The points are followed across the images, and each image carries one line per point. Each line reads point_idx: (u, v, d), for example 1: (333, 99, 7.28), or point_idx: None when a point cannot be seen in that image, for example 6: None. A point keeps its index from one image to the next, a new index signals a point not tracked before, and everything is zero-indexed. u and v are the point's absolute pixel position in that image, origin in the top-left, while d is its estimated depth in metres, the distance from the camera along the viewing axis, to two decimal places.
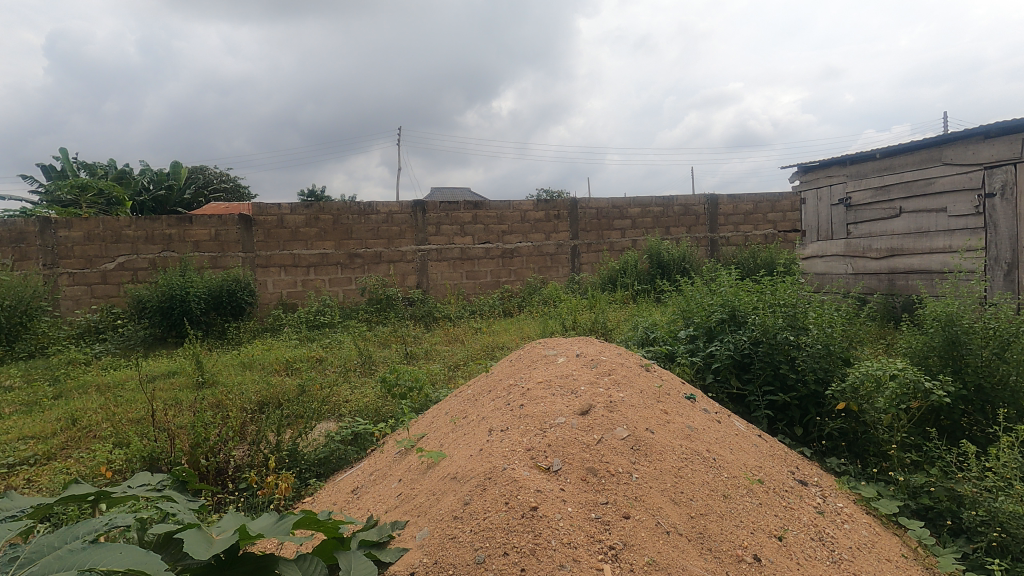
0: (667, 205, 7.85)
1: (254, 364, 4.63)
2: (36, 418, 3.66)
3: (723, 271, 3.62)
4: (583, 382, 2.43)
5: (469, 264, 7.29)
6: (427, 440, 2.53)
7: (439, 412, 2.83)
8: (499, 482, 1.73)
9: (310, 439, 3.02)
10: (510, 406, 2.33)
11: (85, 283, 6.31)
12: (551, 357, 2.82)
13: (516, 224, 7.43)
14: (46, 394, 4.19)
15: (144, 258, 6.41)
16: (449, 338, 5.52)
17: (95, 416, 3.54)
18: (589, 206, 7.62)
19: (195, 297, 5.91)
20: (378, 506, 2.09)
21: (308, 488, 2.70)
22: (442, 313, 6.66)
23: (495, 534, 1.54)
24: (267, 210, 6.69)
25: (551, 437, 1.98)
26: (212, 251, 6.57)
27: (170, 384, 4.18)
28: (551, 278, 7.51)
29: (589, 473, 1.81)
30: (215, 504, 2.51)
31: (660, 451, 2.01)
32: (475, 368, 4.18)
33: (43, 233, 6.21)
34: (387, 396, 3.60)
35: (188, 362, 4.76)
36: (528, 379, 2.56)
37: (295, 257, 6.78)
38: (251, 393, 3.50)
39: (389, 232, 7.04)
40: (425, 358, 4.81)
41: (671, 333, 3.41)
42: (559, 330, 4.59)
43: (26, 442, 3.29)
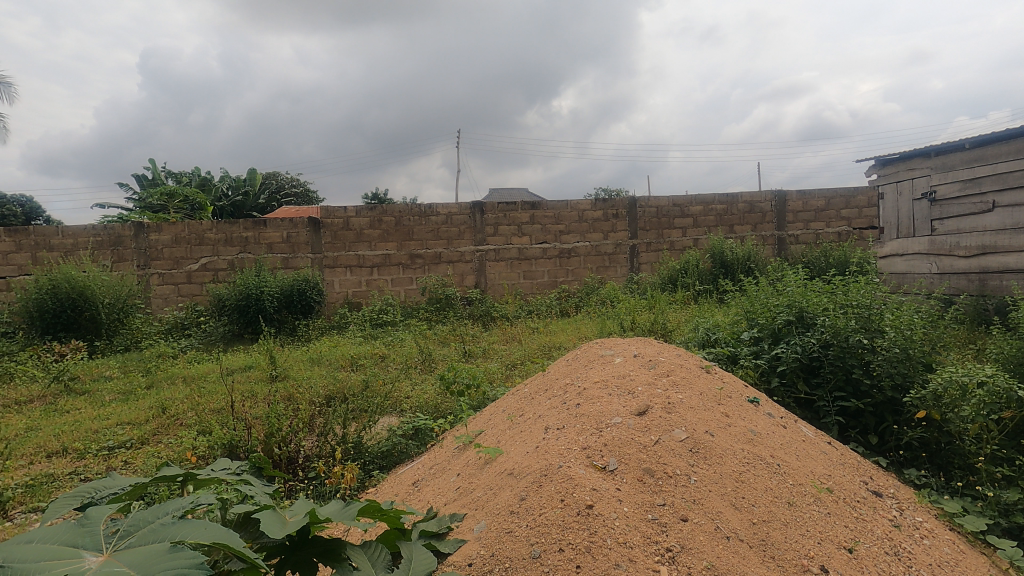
0: (731, 203, 7.59)
1: (321, 360, 4.87)
2: (131, 406, 4.01)
3: (790, 271, 3.47)
4: (639, 382, 2.40)
5: (527, 264, 7.33)
6: (484, 436, 2.58)
7: (496, 410, 2.87)
8: (555, 479, 1.75)
9: (373, 432, 3.16)
10: (566, 405, 2.34)
11: (173, 283, 6.83)
12: (607, 358, 2.80)
13: (573, 224, 7.40)
14: (139, 385, 4.58)
15: (224, 260, 6.88)
16: (507, 338, 5.57)
17: (182, 406, 3.85)
18: (648, 204, 7.48)
19: (269, 296, 6.28)
20: (437, 498, 2.15)
21: (372, 479, 2.82)
22: (499, 313, 6.76)
23: (551, 531, 1.56)
24: (334, 213, 7.00)
25: (607, 436, 1.98)
26: (284, 252, 6.95)
27: (247, 377, 4.46)
28: (609, 278, 7.43)
29: (646, 474, 1.79)
30: (287, 491, 2.67)
31: (720, 454, 1.96)
32: (532, 367, 4.21)
33: (136, 236, 6.77)
34: (446, 394, 3.69)
35: (262, 357, 5.07)
36: (584, 378, 2.56)
37: (360, 257, 7.05)
38: (319, 387, 3.69)
39: (448, 233, 7.19)
40: (482, 357, 4.88)
41: (733, 334, 3.32)
42: (617, 331, 4.54)
43: (123, 427, 3.62)
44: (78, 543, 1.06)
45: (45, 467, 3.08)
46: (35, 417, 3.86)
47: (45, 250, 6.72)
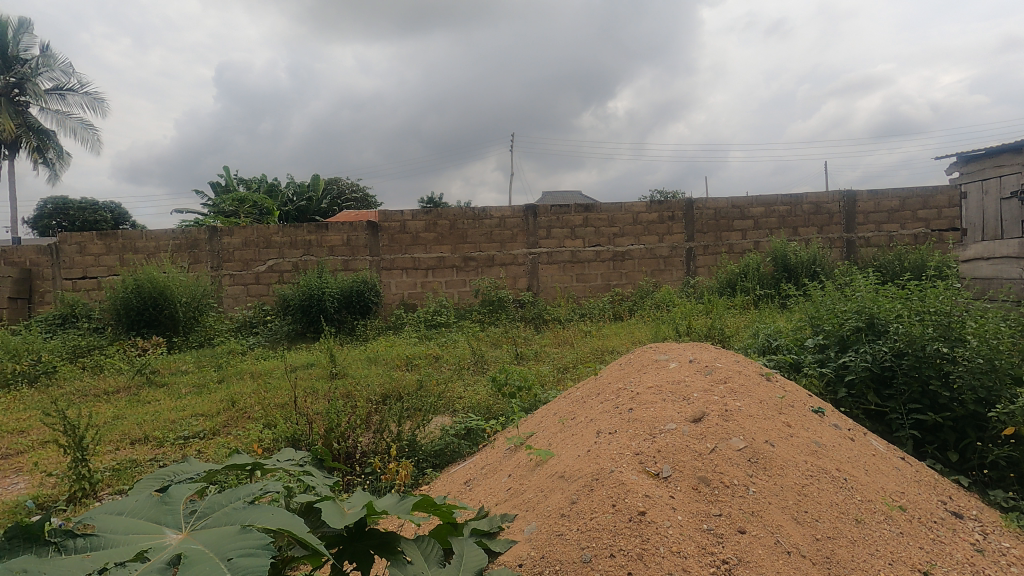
0: (795, 204, 7.26)
1: (377, 359, 5.02)
2: (204, 399, 4.27)
3: (860, 275, 3.28)
4: (695, 389, 2.34)
5: (580, 267, 7.28)
6: (536, 438, 2.58)
7: (548, 413, 2.87)
8: (607, 484, 1.73)
9: (427, 431, 3.23)
10: (619, 409, 2.32)
11: (243, 283, 7.23)
12: (662, 362, 2.74)
13: (628, 227, 7.29)
14: (212, 379, 4.88)
15: (289, 262, 7.22)
16: (559, 341, 5.56)
17: (250, 400, 4.07)
18: (706, 206, 7.28)
19: (330, 296, 6.54)
20: (489, 498, 2.18)
21: (425, 477, 2.88)
22: (552, 316, 6.75)
23: (603, 536, 1.54)
24: (391, 217, 7.21)
25: (661, 443, 1.94)
26: (344, 254, 7.21)
27: (309, 374, 4.66)
28: (664, 281, 7.27)
29: (701, 483, 1.74)
30: (346, 485, 2.77)
31: (781, 466, 1.88)
32: (584, 371, 4.18)
33: (211, 240, 7.21)
34: (498, 395, 3.72)
35: (323, 355, 5.27)
36: (637, 383, 2.52)
37: (415, 260, 7.22)
38: (376, 386, 3.81)
39: (501, 236, 7.25)
40: (534, 360, 4.89)
41: (797, 341, 3.17)
42: (672, 336, 4.43)
43: (198, 418, 3.86)
44: (161, 520, 1.15)
45: (129, 453, 3.34)
46: (122, 407, 4.19)
47: (131, 252, 7.27)
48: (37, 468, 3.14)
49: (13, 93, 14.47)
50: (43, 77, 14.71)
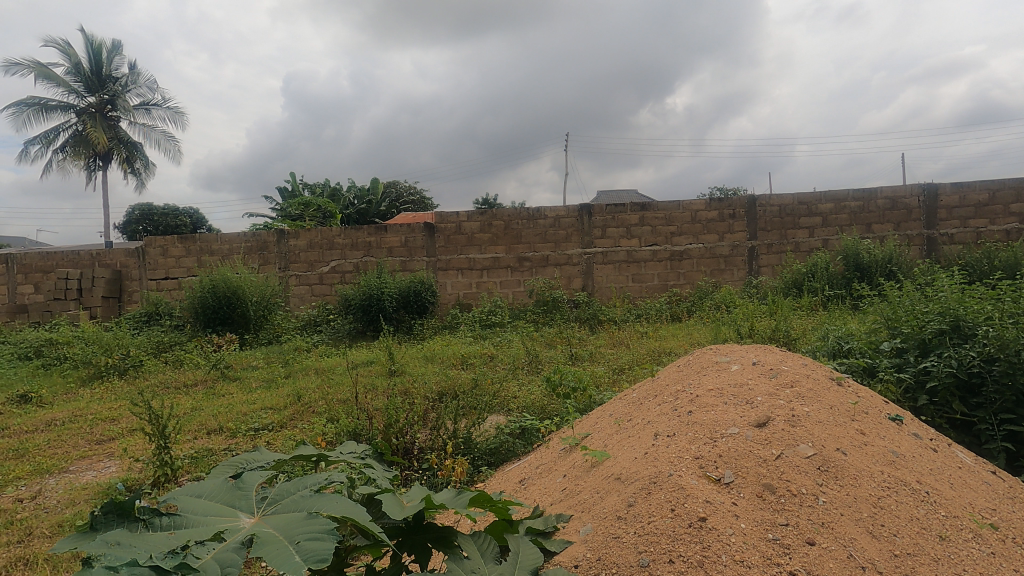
0: (868, 200, 6.84)
1: (434, 357, 5.12)
2: (273, 393, 4.50)
3: (943, 273, 3.05)
4: (759, 393, 2.24)
5: (636, 267, 7.15)
6: (591, 439, 2.56)
7: (604, 414, 2.84)
8: (665, 488, 1.69)
9: (482, 429, 3.27)
10: (677, 411, 2.26)
11: (308, 284, 7.56)
12: (723, 365, 2.65)
13: (686, 225, 7.09)
14: (280, 374, 5.13)
15: (350, 263, 7.48)
16: (615, 342, 5.47)
17: (314, 396, 4.25)
18: (770, 203, 6.97)
19: (389, 296, 6.73)
20: (544, 497, 2.18)
21: (480, 475, 2.91)
22: (607, 317, 6.66)
23: (661, 541, 1.50)
24: (447, 219, 7.34)
25: (723, 447, 1.87)
26: (403, 256, 7.41)
27: (369, 372, 4.81)
28: (724, 281, 7.03)
29: (766, 490, 1.67)
30: (404, 480, 2.84)
31: (854, 475, 1.78)
32: (640, 373, 4.10)
33: (278, 242, 7.59)
34: (552, 395, 3.71)
35: (382, 353, 5.43)
36: (696, 386, 2.45)
37: (471, 260, 7.32)
38: (432, 384, 3.88)
39: (556, 236, 7.23)
40: (589, 360, 4.85)
41: (871, 344, 2.98)
42: (733, 338, 4.27)
43: (267, 411, 4.07)
44: (236, 505, 1.22)
45: (206, 442, 3.56)
46: (199, 399, 4.47)
47: (208, 254, 7.75)
48: (127, 454, 3.41)
49: (107, 109, 15.77)
50: (132, 94, 15.95)
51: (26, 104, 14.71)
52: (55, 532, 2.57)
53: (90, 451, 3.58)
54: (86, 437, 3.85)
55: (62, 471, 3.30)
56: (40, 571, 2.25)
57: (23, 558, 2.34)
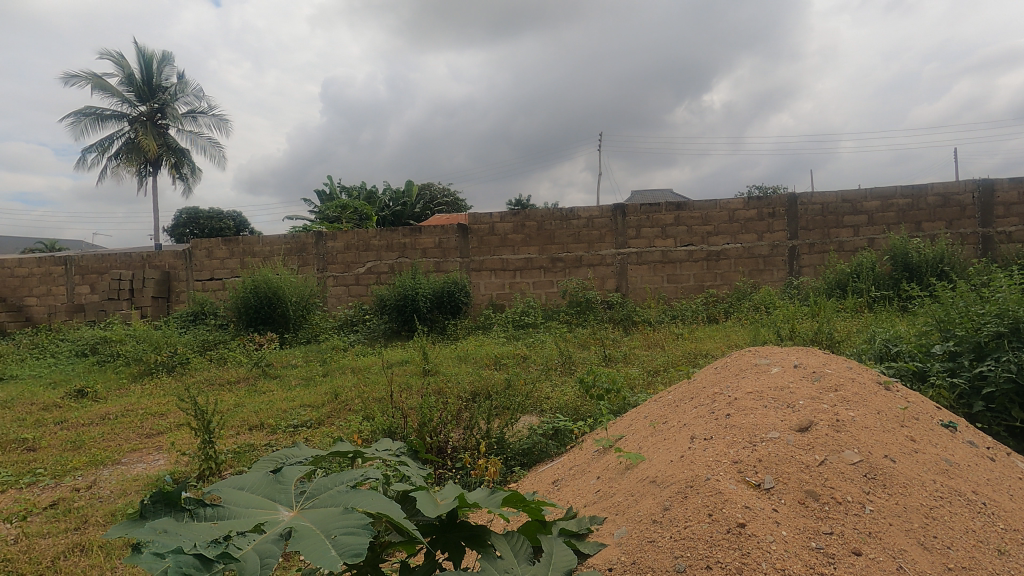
0: (918, 196, 6.55)
1: (467, 358, 5.16)
2: (311, 391, 4.61)
3: (1000, 273, 2.89)
4: (801, 396, 2.17)
5: (671, 267, 7.03)
6: (625, 441, 2.52)
7: (638, 416, 2.80)
8: (702, 492, 1.65)
9: (515, 429, 3.27)
10: (715, 414, 2.21)
11: (345, 284, 7.72)
12: (763, 367, 2.57)
13: (723, 225, 6.93)
14: (318, 372, 5.26)
15: (385, 264, 7.61)
16: (649, 343, 5.40)
17: (351, 394, 4.33)
18: (812, 201, 6.75)
19: (423, 296, 6.82)
20: (577, 499, 2.16)
21: (513, 475, 2.91)
22: (642, 318, 6.58)
23: (698, 546, 1.47)
24: (480, 219, 7.38)
25: (763, 452, 1.82)
26: (436, 256, 7.48)
27: (404, 371, 4.88)
28: (763, 282, 6.84)
29: (809, 497, 1.62)
30: (438, 478, 2.86)
31: (904, 484, 1.70)
32: (676, 375, 4.03)
33: (317, 244, 7.78)
34: (586, 396, 3.68)
35: (416, 353, 5.50)
36: (735, 388, 2.38)
37: (504, 261, 7.34)
38: (466, 384, 3.90)
39: (589, 237, 7.18)
40: (623, 362, 4.79)
41: (921, 347, 2.85)
42: (773, 340, 4.15)
43: (306, 408, 4.17)
44: (275, 498, 1.25)
45: (248, 437, 3.68)
46: (242, 396, 4.62)
47: (250, 256, 8.00)
48: (174, 447, 3.55)
49: (157, 117, 16.46)
50: (180, 102, 16.62)
51: (84, 114, 15.51)
52: (108, 521, 2.69)
53: (140, 444, 3.74)
54: (137, 431, 4.02)
55: (115, 463, 3.46)
56: (95, 557, 2.36)
57: (79, 544, 2.46)
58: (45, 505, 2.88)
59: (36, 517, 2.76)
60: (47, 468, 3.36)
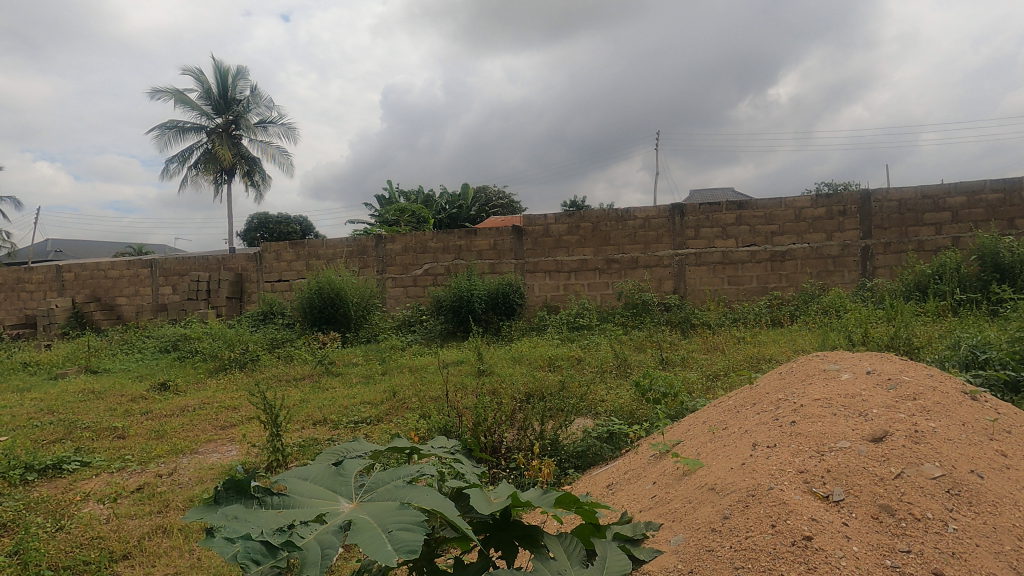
0: (1011, 191, 6.02)
1: (522, 359, 5.18)
2: (371, 389, 4.77)
3: None
4: (875, 405, 2.04)
5: (732, 269, 6.78)
6: (683, 447, 2.46)
7: (697, 421, 2.71)
8: (765, 501, 1.58)
9: (569, 432, 3.25)
10: (779, 421, 2.11)
11: (403, 286, 7.93)
12: (832, 373, 2.44)
13: (788, 224, 6.62)
14: (377, 370, 5.44)
15: (442, 266, 7.76)
16: (708, 346, 5.24)
17: (408, 392, 4.44)
18: (887, 198, 6.33)
19: (478, 297, 6.91)
20: (633, 504, 2.12)
21: (567, 477, 2.89)
22: (700, 321, 6.39)
23: (760, 558, 1.41)
24: (535, 221, 7.39)
25: (832, 462, 1.73)
26: (491, 258, 7.55)
27: (459, 371, 4.95)
28: (833, 283, 6.48)
29: (884, 512, 1.52)
30: (492, 478, 2.88)
31: (992, 503, 1.57)
32: (736, 380, 3.87)
33: (376, 247, 8.04)
34: (641, 400, 3.60)
35: (471, 353, 5.57)
36: (801, 395, 2.27)
37: (558, 262, 7.32)
38: (520, 385, 3.92)
39: (646, 238, 7.04)
40: (681, 366, 4.67)
41: (1014, 355, 2.62)
42: (843, 346, 3.92)
43: (365, 405, 4.32)
44: (337, 490, 1.30)
45: (313, 431, 3.84)
46: (307, 392, 4.84)
47: (315, 258, 8.36)
48: (245, 439, 3.77)
49: (231, 128, 17.48)
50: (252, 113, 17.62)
51: (167, 128, 16.71)
52: (187, 505, 2.89)
53: (216, 436, 3.99)
54: (213, 422, 4.29)
55: (193, 452, 3.70)
56: (176, 538, 2.54)
57: (161, 527, 2.64)
58: (132, 489, 3.12)
59: (124, 499, 3.00)
60: (134, 455, 3.64)
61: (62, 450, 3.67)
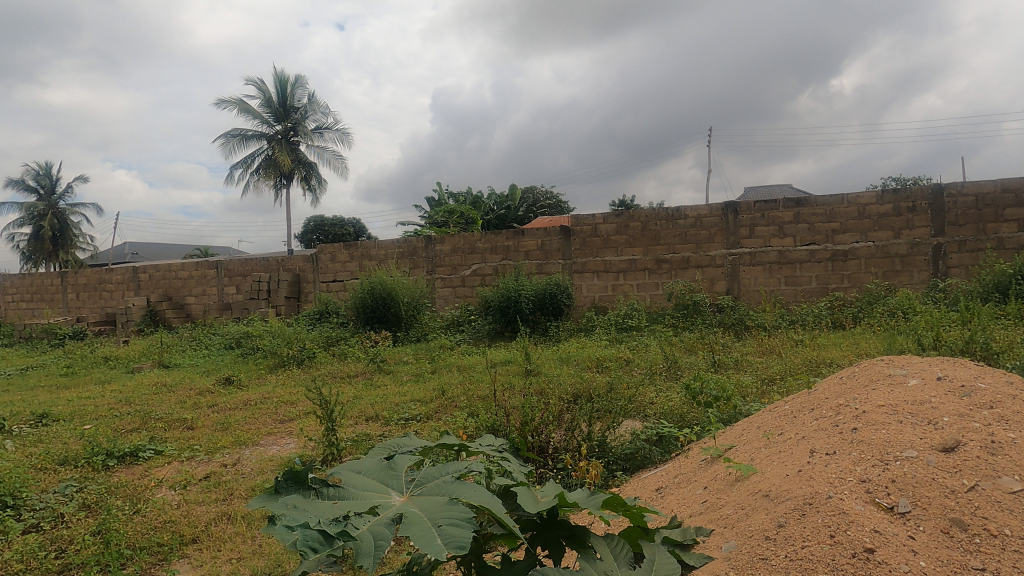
0: None
1: (569, 359, 5.16)
2: (421, 387, 4.87)
3: None
4: (946, 413, 1.92)
5: (789, 268, 6.52)
6: (735, 452, 2.39)
7: (750, 426, 2.63)
8: (823, 511, 1.52)
9: (617, 434, 3.22)
10: (839, 428, 2.02)
11: (452, 286, 8.06)
12: (898, 379, 2.31)
13: (851, 221, 6.30)
14: (427, 369, 5.55)
15: (490, 266, 7.83)
16: (764, 349, 5.06)
17: (457, 391, 4.51)
18: (962, 193, 5.92)
19: (526, 298, 6.93)
20: (683, 508, 2.08)
21: (615, 479, 2.87)
22: (755, 323, 6.18)
23: (818, 569, 1.35)
24: (583, 221, 7.35)
25: (897, 472, 1.64)
26: (539, 259, 7.56)
27: (507, 371, 4.99)
28: (901, 284, 6.13)
29: (955, 527, 1.43)
30: (539, 478, 2.89)
31: None
32: (794, 385, 3.73)
33: (426, 248, 8.20)
34: (693, 403, 3.53)
35: (519, 353, 5.60)
36: (863, 400, 2.17)
37: (607, 262, 7.25)
38: (568, 386, 3.91)
39: (697, 237, 6.86)
40: (734, 369, 4.53)
41: None
42: (911, 350, 3.70)
43: (416, 403, 4.42)
44: (389, 483, 1.35)
45: (365, 427, 3.97)
46: (360, 389, 5.00)
47: (367, 259, 8.62)
48: (302, 433, 3.93)
49: (290, 135, 18.24)
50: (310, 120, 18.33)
51: (232, 136, 17.62)
52: (249, 494, 3.05)
53: (275, 429, 4.18)
54: (273, 416, 4.51)
55: (255, 444, 3.90)
56: (239, 525, 2.68)
57: (226, 514, 2.80)
58: (200, 477, 3.32)
59: (193, 486, 3.19)
60: (201, 445, 3.87)
61: (139, 439, 3.95)
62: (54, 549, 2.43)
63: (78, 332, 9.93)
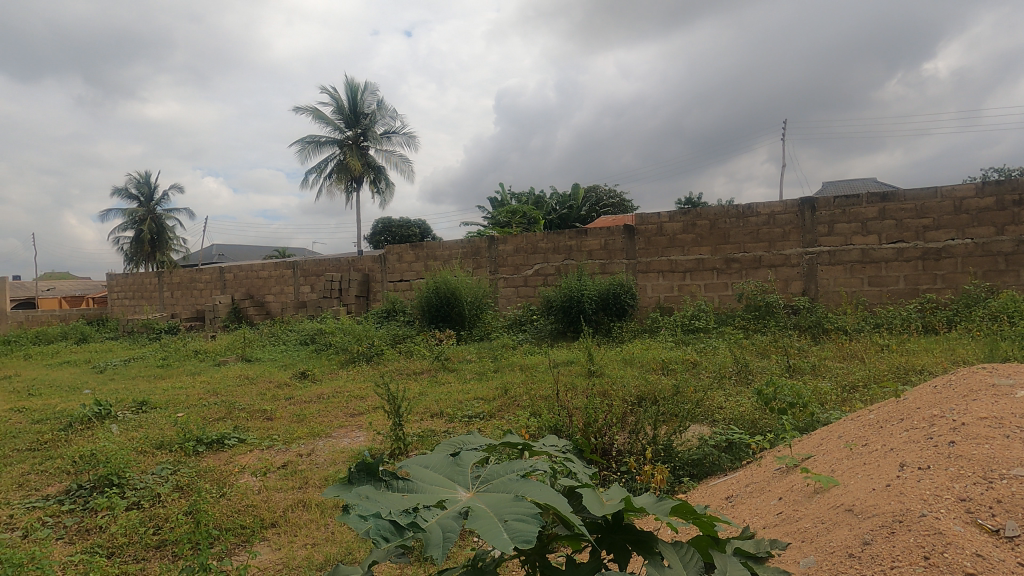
0: None
1: (633, 360, 5.07)
2: (484, 385, 4.95)
3: None
4: None
5: (874, 268, 6.08)
6: (813, 462, 2.26)
7: (831, 435, 2.48)
8: (916, 530, 1.40)
9: (684, 438, 3.12)
10: (934, 441, 1.86)
11: (514, 286, 8.12)
12: (1004, 390, 2.10)
13: (945, 217, 5.80)
14: (490, 367, 5.62)
15: (552, 266, 7.82)
16: (844, 353, 4.76)
17: (519, 390, 4.54)
18: None
19: (588, 298, 6.86)
20: (756, 519, 1.99)
21: (681, 485, 2.78)
22: (834, 326, 5.82)
23: None
24: (648, 219, 7.20)
25: (1004, 491, 1.49)
26: (602, 258, 7.47)
27: (569, 371, 4.97)
28: (1004, 285, 5.58)
29: None
30: (602, 480, 2.85)
31: None
32: (879, 393, 3.48)
33: (489, 248, 8.30)
34: (765, 409, 3.37)
35: (581, 354, 5.56)
36: (962, 412, 1.98)
37: (673, 262, 7.05)
38: (631, 388, 3.83)
39: (770, 235, 6.53)
40: (811, 374, 4.28)
41: None
42: (1017, 359, 3.37)
43: (479, 401, 4.48)
44: (455, 478, 1.37)
45: (430, 422, 4.07)
46: (426, 385, 5.14)
47: (432, 259, 8.83)
48: (371, 427, 4.08)
49: (361, 140, 18.97)
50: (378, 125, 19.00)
51: (307, 143, 18.56)
52: (323, 483, 3.20)
53: (346, 422, 4.37)
54: (345, 409, 4.71)
55: (328, 436, 4.09)
56: (314, 512, 2.82)
57: (302, 501, 2.95)
58: (278, 465, 3.52)
59: (272, 474, 3.39)
60: (279, 435, 4.10)
61: (224, 427, 4.24)
62: (153, 526, 2.66)
63: (172, 327, 10.79)
